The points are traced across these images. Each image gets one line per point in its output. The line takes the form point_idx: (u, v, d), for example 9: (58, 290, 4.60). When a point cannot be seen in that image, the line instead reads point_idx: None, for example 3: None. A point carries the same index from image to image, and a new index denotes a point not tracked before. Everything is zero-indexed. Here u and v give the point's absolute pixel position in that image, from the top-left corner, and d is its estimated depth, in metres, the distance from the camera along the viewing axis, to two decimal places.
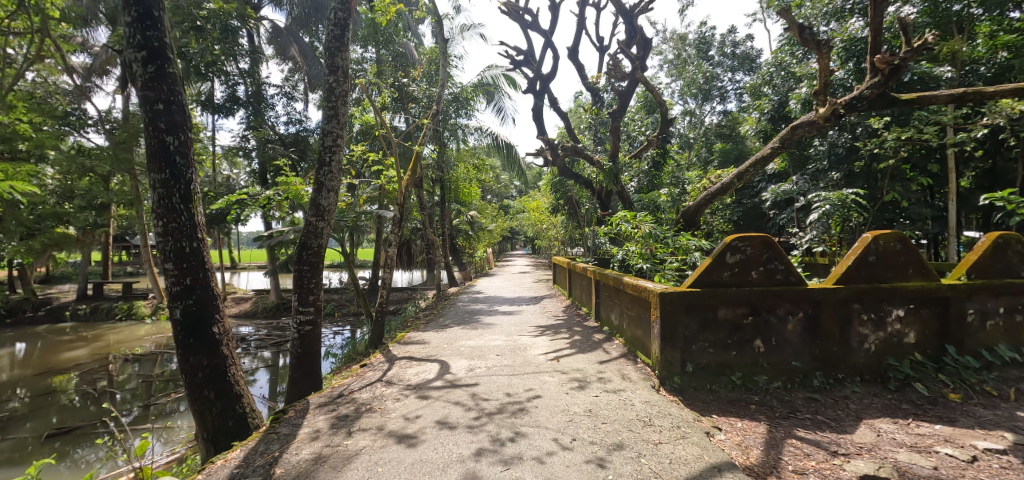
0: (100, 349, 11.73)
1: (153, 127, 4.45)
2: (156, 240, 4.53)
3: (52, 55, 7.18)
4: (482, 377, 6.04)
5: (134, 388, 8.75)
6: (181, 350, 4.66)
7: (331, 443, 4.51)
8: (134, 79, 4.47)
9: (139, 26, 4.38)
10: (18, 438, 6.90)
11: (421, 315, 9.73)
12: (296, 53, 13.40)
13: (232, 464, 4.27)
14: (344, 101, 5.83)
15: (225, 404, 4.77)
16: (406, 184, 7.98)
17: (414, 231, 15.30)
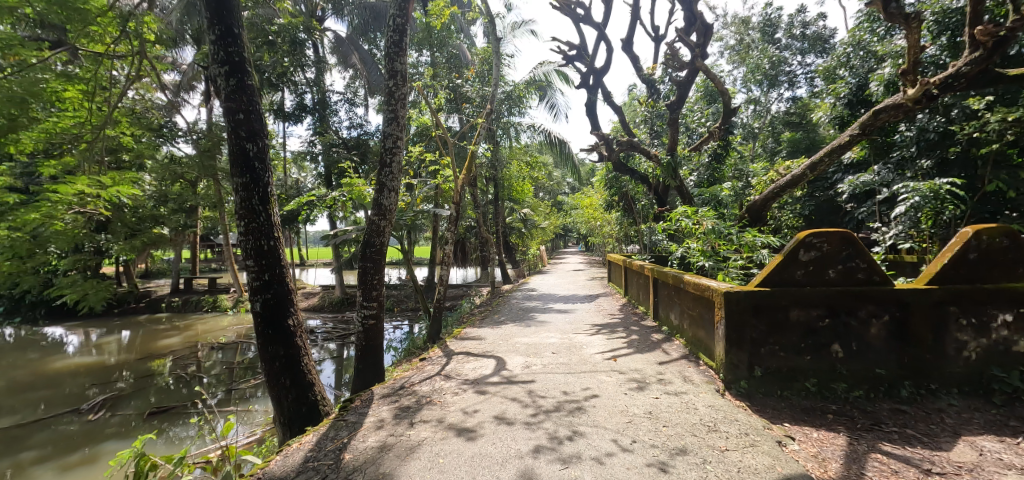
0: (190, 337, 12.80)
1: (235, 135, 4.76)
2: (238, 240, 4.85)
3: (150, 73, 7.89)
4: (538, 374, 6.01)
5: (219, 374, 9.48)
6: (260, 340, 4.97)
7: (394, 432, 4.66)
8: (218, 92, 4.79)
9: (222, 43, 4.68)
10: (125, 414, 7.67)
11: (477, 311, 9.86)
12: (357, 60, 13.94)
13: (305, 448, 4.52)
14: (403, 104, 5.96)
15: (299, 391, 5.06)
16: (462, 184, 8.09)
17: (469, 229, 15.51)
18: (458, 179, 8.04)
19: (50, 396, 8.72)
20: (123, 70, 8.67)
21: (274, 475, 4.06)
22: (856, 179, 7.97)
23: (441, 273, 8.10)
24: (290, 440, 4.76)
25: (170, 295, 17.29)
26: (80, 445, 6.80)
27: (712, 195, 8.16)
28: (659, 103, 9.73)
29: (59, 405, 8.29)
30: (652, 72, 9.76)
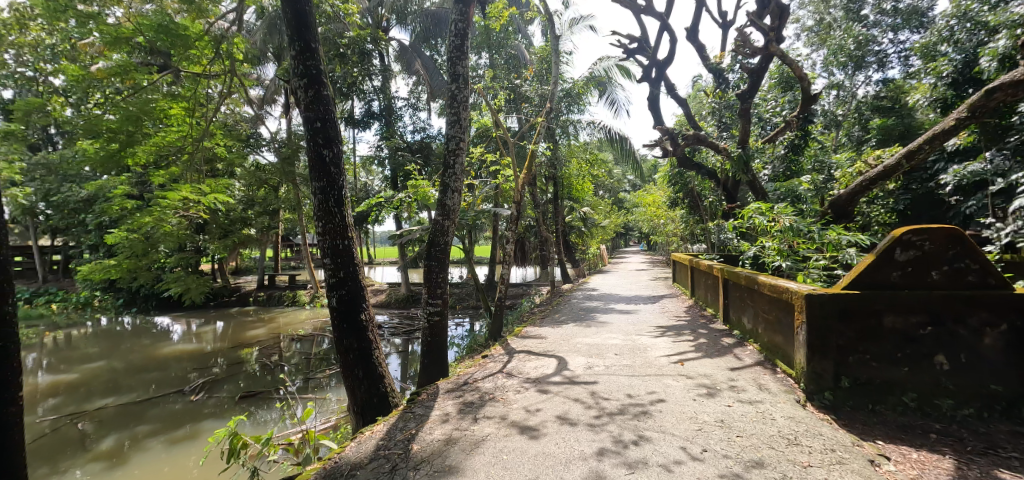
0: (274, 329, 13.75)
1: (313, 143, 5.02)
2: (317, 240, 5.12)
3: (238, 87, 8.54)
4: (601, 376, 5.86)
5: (299, 364, 10.11)
6: (336, 333, 5.21)
7: (459, 427, 4.74)
8: (298, 102, 5.06)
9: (302, 57, 4.94)
10: (221, 397, 8.36)
11: (537, 310, 9.81)
12: (420, 66, 14.31)
13: (377, 436, 4.69)
14: (465, 106, 6.01)
15: (370, 383, 5.25)
16: (522, 183, 8.06)
17: (529, 228, 15.49)
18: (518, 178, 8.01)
19: (159, 378, 9.69)
20: (218, 86, 9.51)
21: (349, 461, 4.24)
22: (963, 169, 7.20)
23: (502, 272, 8.11)
24: (363, 429, 4.96)
25: (257, 289, 18.69)
26: (184, 422, 7.48)
27: (789, 190, 7.57)
28: (729, 94, 9.19)
29: (166, 386, 9.19)
30: (719, 60, 9.22)
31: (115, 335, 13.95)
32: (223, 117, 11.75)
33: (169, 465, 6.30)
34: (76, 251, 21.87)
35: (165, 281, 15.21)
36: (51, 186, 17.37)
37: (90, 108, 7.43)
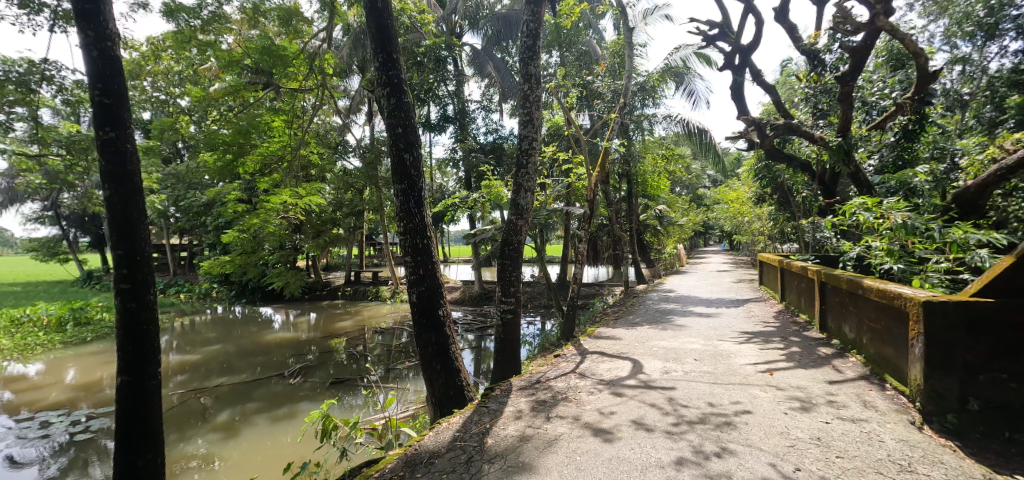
0: (359, 321, 14.56)
1: (394, 147, 5.20)
2: (399, 238, 5.29)
3: (328, 98, 9.13)
4: (679, 381, 5.54)
5: (381, 355, 10.60)
6: (416, 327, 5.36)
7: (532, 425, 4.72)
8: (381, 109, 5.27)
9: (385, 69, 5.14)
10: (314, 382, 8.97)
11: (611, 311, 9.52)
12: (492, 69, 14.43)
13: (453, 427, 4.81)
14: (538, 105, 5.93)
15: (448, 376, 5.35)
16: (594, 181, 7.83)
17: (602, 227, 15.12)
18: (590, 176, 7.81)
19: (263, 362, 10.60)
20: (312, 99, 10.23)
21: (429, 448, 4.40)
22: None
23: (574, 270, 7.95)
24: (440, 420, 5.09)
25: (344, 284, 19.91)
26: (283, 402, 8.10)
27: (900, 181, 6.70)
28: (826, 78, 8.34)
29: (269, 369, 10.02)
30: (814, 41, 8.40)
31: (228, 322, 15.54)
32: (316, 127, 12.66)
33: (270, 440, 6.83)
34: (198, 248, 24.73)
35: (269, 276, 16.69)
36: (179, 192, 19.77)
37: (209, 124, 8.31)
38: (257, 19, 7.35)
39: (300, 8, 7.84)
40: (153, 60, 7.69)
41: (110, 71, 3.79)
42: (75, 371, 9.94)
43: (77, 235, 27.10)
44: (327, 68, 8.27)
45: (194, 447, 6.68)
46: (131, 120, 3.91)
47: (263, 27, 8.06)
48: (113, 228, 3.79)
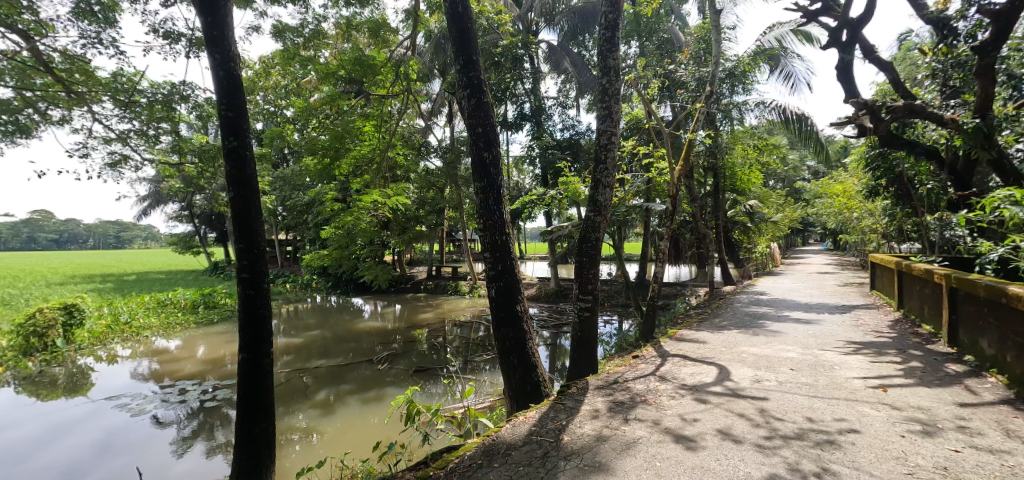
0: (440, 314, 15.04)
1: (475, 147, 5.24)
2: (479, 235, 5.33)
3: (412, 102, 9.49)
4: (773, 392, 5.07)
5: (459, 347, 10.83)
6: (494, 321, 5.35)
7: (610, 425, 4.58)
8: (462, 111, 5.32)
9: (466, 71, 5.17)
10: (399, 369, 9.36)
11: (695, 312, 8.96)
12: (569, 64, 14.17)
13: (530, 422, 4.80)
14: (617, 99, 5.66)
15: (524, 371, 5.31)
16: (677, 175, 7.38)
17: (685, 224, 14.33)
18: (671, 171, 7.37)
19: (355, 348, 11.28)
20: (398, 106, 10.74)
21: (505, 440, 4.48)
22: None
23: (655, 269, 7.56)
24: (516, 413, 5.09)
25: (426, 278, 20.68)
26: (373, 386, 8.54)
27: None
28: (960, 51, 7.16)
29: (360, 355, 10.63)
30: (943, 8, 7.27)
31: (325, 310, 16.83)
32: (401, 129, 13.26)
33: (360, 421, 7.20)
34: (300, 244, 27.01)
35: (360, 269, 17.78)
36: (285, 193, 21.72)
37: (308, 131, 8.99)
38: (350, 32, 7.82)
39: (388, 18, 8.22)
40: (264, 78, 8.45)
41: (233, 86, 4.40)
42: (205, 348, 11.24)
43: (207, 231, 30.84)
44: (412, 73, 8.59)
45: (297, 420, 7.26)
46: (249, 129, 4.51)
47: (355, 39, 8.55)
48: (235, 226, 4.46)
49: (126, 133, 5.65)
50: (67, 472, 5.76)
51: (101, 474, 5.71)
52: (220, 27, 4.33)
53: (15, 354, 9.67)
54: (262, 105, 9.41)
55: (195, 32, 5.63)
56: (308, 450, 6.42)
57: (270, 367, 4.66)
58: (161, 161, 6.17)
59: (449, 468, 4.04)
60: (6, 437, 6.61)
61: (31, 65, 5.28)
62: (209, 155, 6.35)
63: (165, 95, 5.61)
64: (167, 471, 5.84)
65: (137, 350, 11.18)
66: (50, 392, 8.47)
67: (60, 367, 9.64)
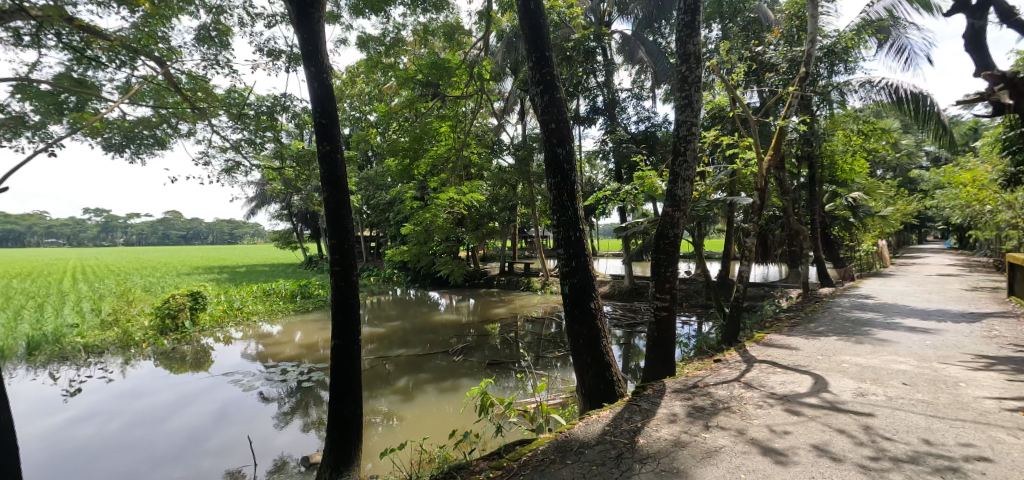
0: (513, 310, 15.08)
1: (548, 143, 5.12)
2: (552, 231, 5.22)
3: (485, 102, 9.52)
4: (880, 408, 4.51)
5: (531, 342, 10.77)
6: (567, 318, 5.22)
7: (689, 431, 4.34)
8: (535, 107, 5.24)
9: (538, 67, 5.08)
10: (473, 362, 9.49)
11: (786, 316, 8.21)
12: (645, 54, 13.53)
13: (604, 421, 4.65)
14: (698, 87, 5.28)
15: (598, 370, 5.13)
16: (767, 166, 6.76)
17: (776, 219, 13.21)
18: (759, 161, 6.75)
19: (431, 340, 11.61)
20: (471, 105, 10.92)
21: (577, 437, 4.36)
22: None
23: (740, 268, 7.00)
24: (589, 412, 4.94)
25: (499, 274, 20.85)
26: (448, 376, 8.73)
27: None
28: None
29: (437, 347, 10.91)
30: None
31: (404, 303, 17.56)
32: (475, 128, 13.46)
33: (436, 409, 7.39)
34: (383, 240, 28.37)
35: (437, 264, 18.31)
36: (369, 192, 22.91)
37: (388, 134, 9.32)
38: (427, 38, 8.04)
39: (462, 22, 8.33)
40: (351, 87, 8.90)
41: (325, 94, 4.69)
42: (301, 334, 12.13)
43: (303, 228, 33.42)
44: (484, 73, 8.61)
45: (379, 404, 7.59)
46: (340, 135, 4.79)
47: (431, 44, 8.77)
48: (329, 224, 4.78)
49: (238, 143, 6.09)
50: (192, 437, 6.49)
51: (218, 441, 6.38)
52: (314, 43, 4.62)
53: (153, 333, 11.03)
54: (349, 112, 9.92)
55: (291, 48, 6.02)
56: (388, 433, 6.68)
57: (360, 354, 4.92)
58: (266, 165, 6.61)
59: (522, 462, 4.07)
60: (146, 402, 7.58)
61: (162, 85, 5.61)
62: (305, 160, 6.67)
63: (268, 107, 6.06)
64: (270, 442, 6.37)
65: (248, 333, 12.32)
66: (179, 366, 9.57)
67: (188, 345, 10.85)
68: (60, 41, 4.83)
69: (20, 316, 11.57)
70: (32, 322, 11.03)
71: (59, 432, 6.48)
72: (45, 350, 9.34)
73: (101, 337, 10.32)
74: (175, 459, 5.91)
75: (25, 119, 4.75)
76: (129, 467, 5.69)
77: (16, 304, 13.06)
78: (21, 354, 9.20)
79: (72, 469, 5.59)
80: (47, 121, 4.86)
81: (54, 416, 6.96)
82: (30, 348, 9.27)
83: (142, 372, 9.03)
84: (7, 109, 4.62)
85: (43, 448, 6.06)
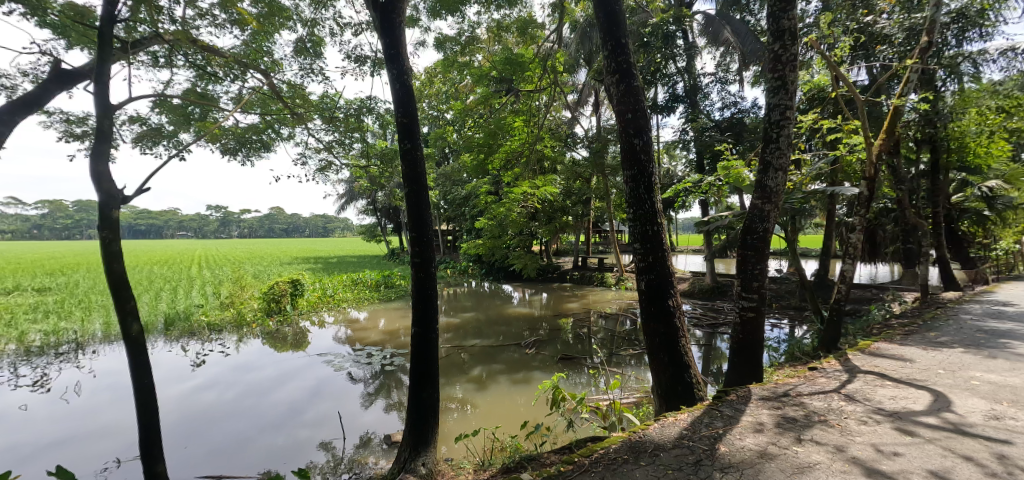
0: (587, 305, 14.74)
1: (624, 134, 4.85)
2: (628, 225, 4.96)
3: (560, 94, 9.29)
4: (1020, 436, 3.83)
5: (605, 339, 10.45)
6: (643, 315, 4.93)
7: (779, 442, 3.95)
8: (610, 98, 4.98)
9: (614, 55, 4.82)
10: (545, 355, 9.37)
11: (898, 322, 7.24)
12: (730, 35, 12.51)
13: (681, 424, 4.34)
14: (795, 66, 4.73)
15: (675, 370, 4.80)
16: (878, 151, 5.96)
17: (887, 211, 11.73)
18: (867, 146, 5.98)
19: (504, 332, 11.64)
20: (545, 99, 10.77)
21: (653, 439, 4.10)
22: None
23: (842, 267, 6.26)
24: (665, 414, 4.64)
25: (573, 268, 20.48)
26: (521, 368, 8.70)
27: None
28: None
29: (509, 339, 10.93)
30: None
31: (479, 295, 17.81)
32: (549, 121, 13.29)
33: (508, 399, 7.37)
34: (459, 233, 29.01)
35: (510, 258, 18.34)
36: (446, 187, 23.47)
37: (462, 130, 9.36)
38: (501, 34, 8.00)
39: (535, 15, 8.15)
40: (429, 86, 9.02)
41: (406, 96, 4.78)
42: (385, 321, 12.69)
43: (386, 222, 35.08)
44: (559, 65, 8.39)
45: (454, 391, 7.72)
46: (420, 133, 4.87)
47: (505, 40, 8.71)
48: (410, 217, 4.89)
49: (330, 144, 6.37)
50: (292, 409, 6.99)
51: (313, 414, 6.82)
52: (396, 46, 4.74)
53: (262, 315, 12.08)
54: (427, 111, 10.04)
55: (376, 53, 6.22)
56: (462, 419, 6.79)
57: (437, 342, 5.00)
58: (353, 164, 6.85)
59: (594, 458, 3.91)
60: (255, 375, 8.31)
61: (267, 94, 5.97)
62: (389, 158, 6.83)
63: (356, 109, 6.32)
64: (357, 418, 6.70)
65: (338, 318, 13.14)
66: (282, 345, 10.40)
67: (289, 327, 11.78)
68: (187, 60, 5.26)
69: (157, 296, 13.19)
70: (167, 302, 12.52)
71: (186, 397, 7.27)
72: (178, 326, 10.54)
73: (220, 316, 11.46)
74: (277, 428, 6.40)
75: (162, 130, 5.30)
76: (240, 432, 6.26)
77: (155, 287, 14.89)
78: (160, 329, 10.45)
79: (195, 430, 6.26)
80: (178, 130, 5.42)
81: (183, 383, 7.81)
82: (166, 323, 10.50)
83: (252, 350, 9.90)
84: (149, 121, 5.19)
85: (174, 410, 6.82)
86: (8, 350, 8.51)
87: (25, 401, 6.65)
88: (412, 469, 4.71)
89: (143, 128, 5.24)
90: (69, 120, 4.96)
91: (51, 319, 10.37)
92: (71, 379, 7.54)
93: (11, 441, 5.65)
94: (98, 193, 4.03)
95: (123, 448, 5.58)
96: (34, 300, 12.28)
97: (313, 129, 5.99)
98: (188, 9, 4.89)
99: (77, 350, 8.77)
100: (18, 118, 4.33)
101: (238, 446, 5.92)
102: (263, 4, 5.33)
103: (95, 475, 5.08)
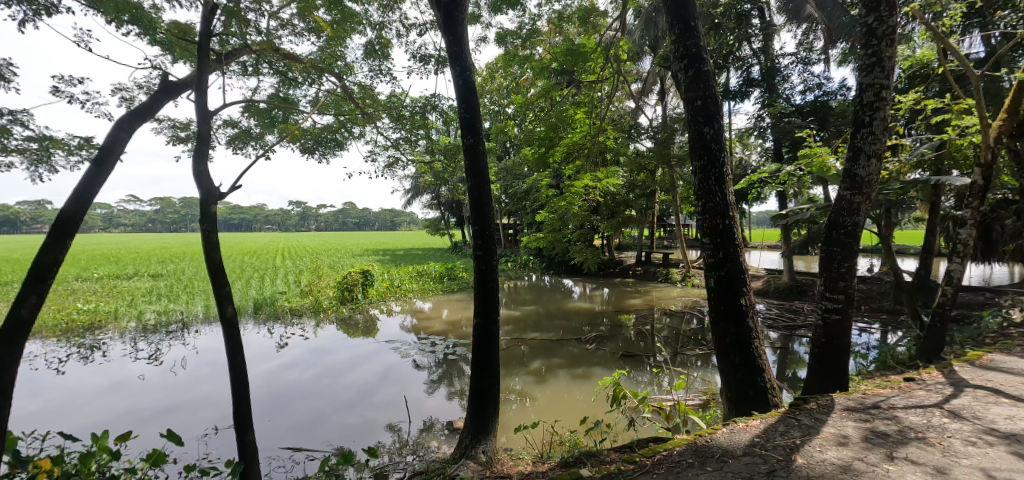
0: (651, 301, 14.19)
1: (693, 122, 4.53)
2: (696, 219, 4.63)
3: (627, 83, 8.92)
4: None
5: (670, 337, 9.98)
6: (712, 313, 4.61)
7: (867, 458, 3.54)
8: (678, 85, 4.66)
9: (683, 39, 4.49)
10: (606, 352, 9.11)
11: (1019, 332, 6.28)
12: (813, 10, 11.43)
13: (752, 430, 4.02)
14: (892, 40, 4.17)
15: (747, 373, 4.45)
16: (997, 133, 5.16)
17: (1005, 205, 10.27)
18: (982, 129, 5.21)
19: (564, 327, 11.46)
20: (610, 89, 10.44)
21: (721, 444, 3.82)
22: None
23: (948, 266, 5.52)
24: (734, 418, 4.31)
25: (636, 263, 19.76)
26: (581, 363, 8.51)
27: None
28: None
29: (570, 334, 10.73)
30: None
31: (540, 289, 17.69)
32: (612, 112, 12.95)
33: (567, 394, 7.22)
34: (520, 227, 28.95)
35: (571, 252, 18.07)
36: (508, 181, 23.54)
37: (524, 123, 9.21)
38: (562, 25, 7.80)
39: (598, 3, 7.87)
40: (490, 81, 8.99)
41: (469, 93, 4.73)
42: (448, 312, 12.93)
43: (450, 216, 35.72)
44: (624, 53, 8.03)
45: (514, 383, 7.70)
46: (483, 128, 4.82)
47: (567, 31, 8.48)
48: (474, 211, 4.87)
49: (397, 141, 6.49)
50: (363, 391, 7.26)
51: (381, 397, 7.04)
52: (458, 42, 4.69)
53: (336, 302, 12.73)
54: (489, 106, 9.96)
55: (440, 52, 6.27)
56: (522, 411, 6.75)
57: (499, 333, 4.96)
58: (419, 159, 6.94)
59: (657, 459, 3.70)
60: (330, 359, 8.72)
61: (339, 96, 6.16)
62: (452, 153, 6.85)
63: (421, 107, 6.38)
64: (423, 404, 6.83)
65: (404, 308, 13.55)
66: (354, 331, 10.88)
67: (360, 315, 12.32)
68: (272, 68, 5.53)
69: (248, 283, 14.30)
70: (256, 288, 13.52)
71: (272, 375, 7.77)
72: (265, 310, 11.36)
73: (301, 303, 12.24)
74: (350, 408, 6.66)
75: (251, 132, 5.65)
76: (316, 409, 6.57)
77: (246, 274, 16.14)
78: (250, 312, 11.32)
79: (279, 405, 6.66)
80: (264, 132, 5.76)
81: (268, 362, 8.35)
82: (255, 307, 11.35)
83: (329, 334, 10.45)
84: (239, 125, 5.55)
85: (262, 386, 7.30)
86: (130, 326, 9.56)
87: (142, 372, 7.39)
88: (473, 456, 4.71)
89: (235, 131, 5.61)
90: (174, 124, 5.40)
91: (163, 301, 11.52)
92: (179, 354, 8.28)
93: (131, 405, 6.27)
94: (199, 189, 4.30)
95: (220, 418, 6.03)
96: (150, 284, 13.74)
97: (381, 128, 6.13)
98: (272, 20, 5.14)
99: (184, 328, 9.66)
100: (137, 124, 4.59)
101: (314, 423, 6.22)
102: (336, 11, 5.51)
103: (197, 439, 5.52)
